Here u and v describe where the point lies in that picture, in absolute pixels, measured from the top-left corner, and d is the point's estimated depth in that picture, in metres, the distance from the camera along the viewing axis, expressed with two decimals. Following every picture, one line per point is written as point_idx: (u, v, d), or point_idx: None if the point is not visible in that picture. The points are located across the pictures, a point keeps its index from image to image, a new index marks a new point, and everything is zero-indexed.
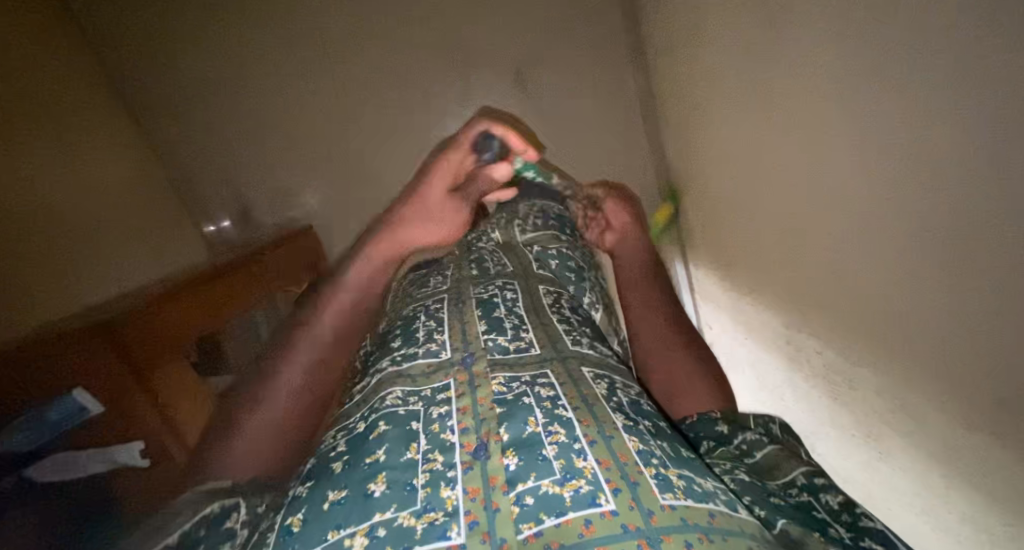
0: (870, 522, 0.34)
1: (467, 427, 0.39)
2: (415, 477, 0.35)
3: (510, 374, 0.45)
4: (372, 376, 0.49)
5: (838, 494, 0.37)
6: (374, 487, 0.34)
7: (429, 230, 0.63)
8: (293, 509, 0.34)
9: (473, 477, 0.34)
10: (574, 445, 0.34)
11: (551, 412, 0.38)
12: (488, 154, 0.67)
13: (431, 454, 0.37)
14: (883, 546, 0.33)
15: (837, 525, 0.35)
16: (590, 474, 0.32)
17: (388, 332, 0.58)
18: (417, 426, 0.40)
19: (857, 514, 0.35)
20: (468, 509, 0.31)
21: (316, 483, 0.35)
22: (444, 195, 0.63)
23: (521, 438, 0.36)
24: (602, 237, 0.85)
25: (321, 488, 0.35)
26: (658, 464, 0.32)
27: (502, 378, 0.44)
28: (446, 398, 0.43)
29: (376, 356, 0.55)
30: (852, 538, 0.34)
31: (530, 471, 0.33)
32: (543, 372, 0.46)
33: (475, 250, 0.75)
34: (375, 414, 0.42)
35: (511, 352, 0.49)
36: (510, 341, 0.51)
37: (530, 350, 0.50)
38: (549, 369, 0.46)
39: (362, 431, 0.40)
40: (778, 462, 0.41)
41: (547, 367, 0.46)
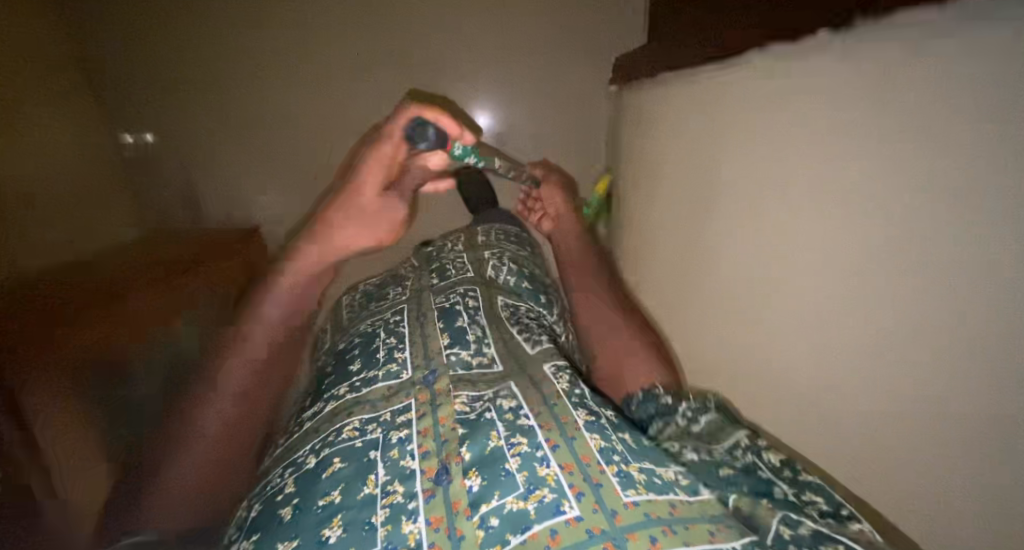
0: (807, 475, 0.34)
1: (427, 450, 0.37)
2: (373, 515, 0.33)
3: (474, 392, 0.43)
4: (326, 402, 0.47)
5: (778, 452, 0.36)
6: (328, 533, 0.32)
7: (361, 236, 0.56)
8: None
9: (436, 506, 0.32)
10: (537, 454, 0.32)
11: (514, 424, 0.37)
12: (424, 144, 0.51)
13: (391, 486, 0.35)
14: (822, 496, 0.33)
15: (781, 482, 0.34)
16: (553, 481, 0.30)
17: (348, 349, 0.56)
18: (375, 455, 0.38)
19: (796, 469, 0.35)
20: (431, 541, 0.30)
21: (263, 535, 0.33)
22: (377, 196, 0.54)
23: (484, 455, 0.34)
24: (540, 223, 0.89)
25: (270, 540, 0.32)
26: (619, 461, 0.31)
27: (466, 394, 0.43)
28: (407, 420, 0.41)
29: (331, 381, 0.52)
30: (795, 494, 0.33)
31: (493, 489, 0.31)
32: (506, 385, 0.44)
33: (437, 259, 0.73)
34: (328, 448, 0.39)
35: (474, 368, 0.48)
36: (473, 356, 0.49)
37: (491, 368, 0.48)
38: (512, 383, 0.44)
39: (312, 469, 0.38)
40: (718, 430, 0.40)
41: (510, 382, 0.44)
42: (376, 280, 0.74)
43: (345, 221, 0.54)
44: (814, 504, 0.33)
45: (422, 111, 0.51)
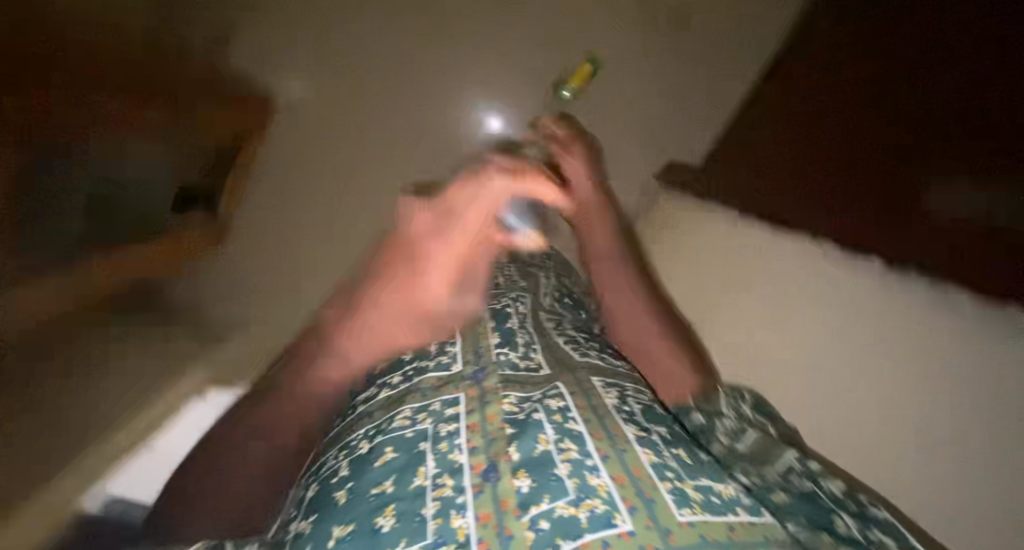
0: (873, 509, 0.36)
1: (475, 446, 0.38)
2: (424, 506, 0.34)
3: (522, 394, 0.44)
4: (381, 388, 0.50)
5: (836, 483, 0.39)
6: (382, 522, 0.33)
7: (410, 330, 0.55)
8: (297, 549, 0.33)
9: (484, 502, 0.33)
10: (586, 462, 0.33)
11: (562, 427, 0.37)
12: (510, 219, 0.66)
13: (441, 479, 0.36)
14: (894, 538, 0.33)
15: (845, 514, 0.35)
16: (605, 492, 0.30)
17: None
18: (425, 447, 0.39)
19: (862, 502, 0.37)
20: (480, 537, 0.31)
21: (321, 517, 0.35)
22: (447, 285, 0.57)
23: (533, 457, 0.35)
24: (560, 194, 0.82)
25: (326, 523, 0.34)
26: (673, 478, 0.31)
27: (514, 395, 0.44)
28: (454, 414, 0.42)
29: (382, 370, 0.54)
30: (860, 529, 0.34)
31: (544, 494, 0.31)
32: (555, 385, 0.44)
33: None
34: (381, 436, 0.42)
35: (520, 369, 0.48)
36: (520, 358, 0.50)
37: (539, 371, 0.48)
38: (559, 383, 0.45)
39: (366, 455, 0.40)
40: (767, 450, 0.42)
41: (557, 382, 0.45)
42: None
43: (400, 315, 0.55)
44: (885, 540, 0.33)
45: (511, 188, 0.59)
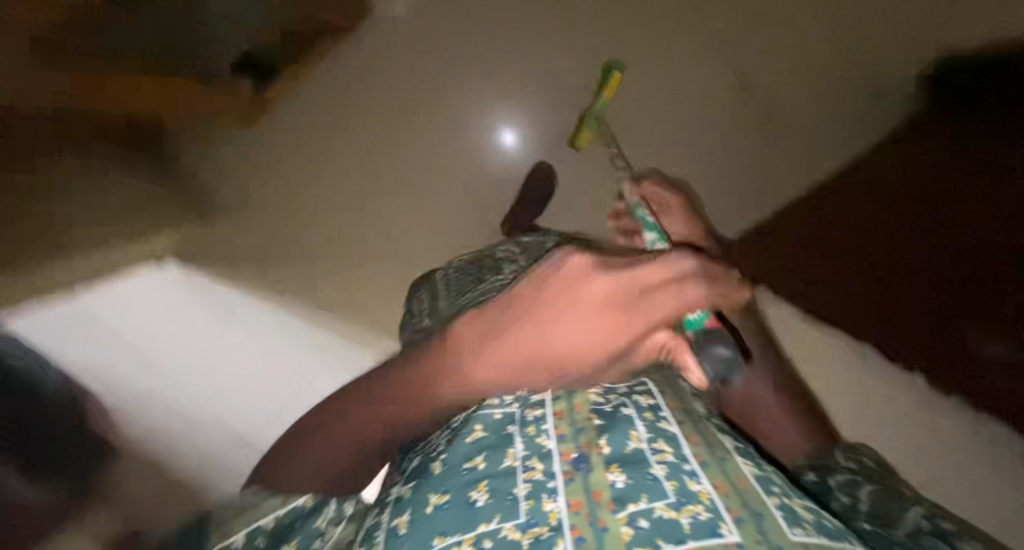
0: None
1: (563, 433, 0.39)
2: (515, 486, 0.35)
3: (608, 385, 0.44)
4: None
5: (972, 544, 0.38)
6: (476, 496, 0.35)
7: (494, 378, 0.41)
8: (398, 510, 0.36)
9: (576, 490, 0.33)
10: (684, 466, 0.33)
11: (655, 426, 0.37)
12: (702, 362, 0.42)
13: (530, 461, 0.37)
14: None
15: None
16: (707, 500, 0.30)
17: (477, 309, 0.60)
18: (513, 429, 0.41)
19: None
20: (573, 524, 0.31)
21: (418, 486, 0.38)
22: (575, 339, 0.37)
23: (625, 453, 0.35)
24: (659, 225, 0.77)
25: (422, 491, 0.37)
26: (780, 493, 0.30)
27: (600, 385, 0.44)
28: (541, 400, 0.43)
29: None
30: None
31: (640, 492, 0.32)
32: (641, 380, 0.44)
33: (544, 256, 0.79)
34: (471, 413, 0.44)
35: None
36: None
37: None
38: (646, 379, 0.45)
39: (458, 432, 0.42)
40: (889, 510, 0.43)
41: (645, 377, 0.45)
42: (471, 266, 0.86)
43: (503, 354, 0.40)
44: None
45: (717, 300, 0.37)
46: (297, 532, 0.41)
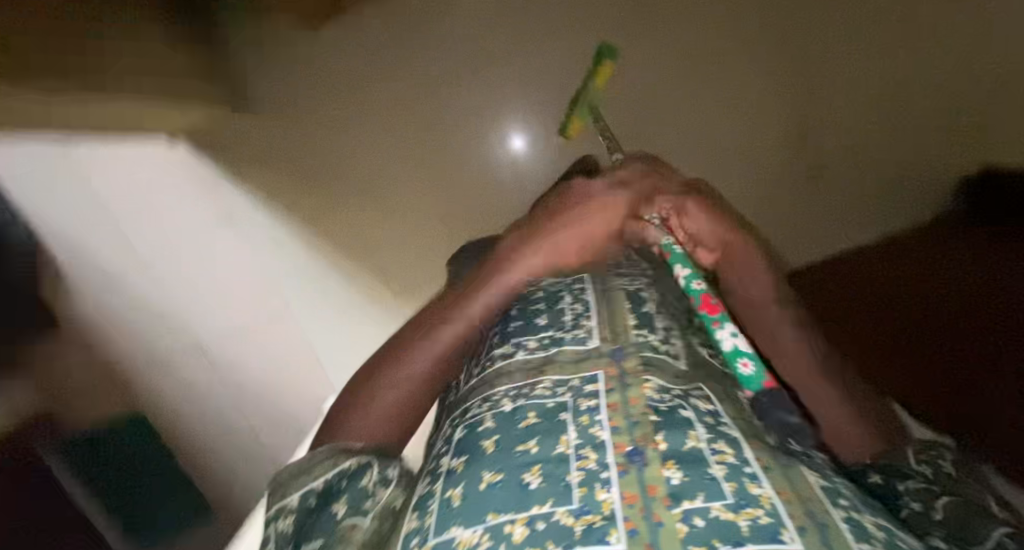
0: None
1: (617, 427, 0.38)
2: (569, 473, 0.35)
3: (663, 382, 0.43)
4: (518, 349, 0.53)
5: None
6: (529, 479, 0.36)
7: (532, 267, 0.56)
8: (452, 483, 0.38)
9: (630, 483, 0.33)
10: (744, 469, 0.32)
11: (714, 428, 0.36)
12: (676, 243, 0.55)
13: (583, 450, 0.37)
14: None
15: None
16: (768, 504, 0.29)
17: (529, 295, 0.59)
18: (566, 418, 0.41)
19: None
20: (626, 516, 0.31)
21: (471, 461, 0.39)
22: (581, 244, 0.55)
23: (682, 450, 0.35)
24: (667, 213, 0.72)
25: (476, 469, 0.38)
26: (848, 506, 0.29)
27: (656, 381, 0.43)
28: (594, 392, 0.43)
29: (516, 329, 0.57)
30: None
31: (697, 490, 0.31)
32: (697, 386, 0.44)
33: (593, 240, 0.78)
34: (524, 400, 0.44)
35: (660, 352, 0.48)
36: (661, 342, 0.50)
37: (677, 360, 0.48)
38: (703, 385, 0.44)
39: (510, 415, 0.43)
40: (969, 523, 0.40)
41: (702, 384, 0.44)
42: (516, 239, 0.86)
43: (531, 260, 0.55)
44: None
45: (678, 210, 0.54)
46: (345, 490, 0.43)
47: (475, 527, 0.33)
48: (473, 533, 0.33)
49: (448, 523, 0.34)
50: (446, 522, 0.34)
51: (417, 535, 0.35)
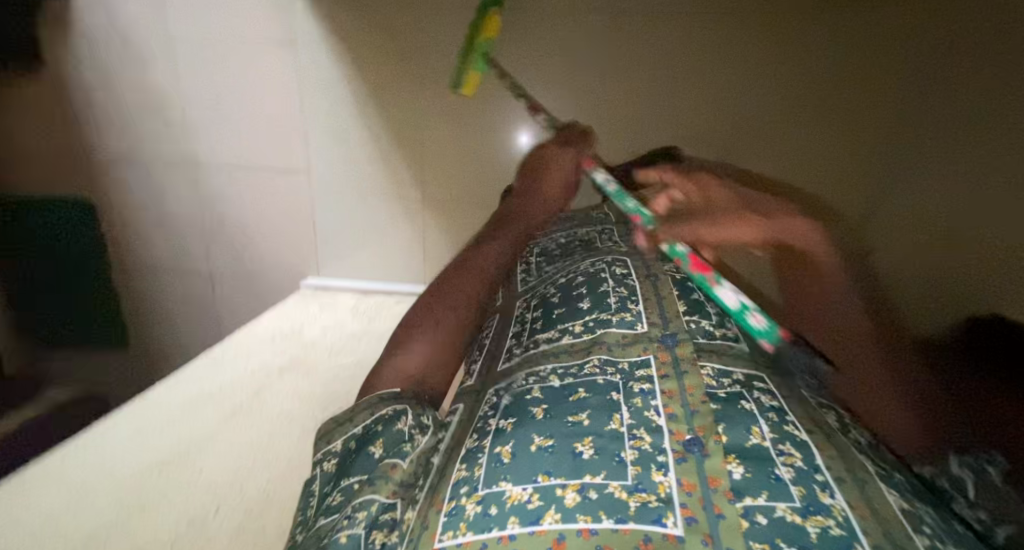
0: None
1: (674, 414, 0.37)
2: (622, 450, 0.34)
3: (721, 369, 0.42)
4: (562, 333, 0.50)
5: None
6: (582, 449, 0.34)
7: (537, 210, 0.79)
8: (500, 441, 0.37)
9: (689, 471, 0.32)
10: (815, 476, 0.31)
11: (781, 429, 0.35)
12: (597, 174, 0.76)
13: (637, 431, 0.36)
14: None
15: None
16: (840, 515, 0.28)
17: (571, 286, 0.58)
18: (618, 397, 0.39)
19: None
20: (683, 502, 0.30)
21: (519, 424, 0.38)
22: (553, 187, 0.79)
23: (745, 447, 0.33)
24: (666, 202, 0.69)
25: (524, 431, 0.37)
26: (931, 536, 0.28)
27: (710, 369, 0.42)
28: (647, 376, 0.41)
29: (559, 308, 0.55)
30: None
31: (762, 489, 0.30)
32: (760, 376, 0.42)
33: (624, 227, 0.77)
34: (572, 377, 0.43)
35: (716, 338, 0.47)
36: (715, 329, 0.48)
37: (737, 342, 0.47)
38: (766, 372, 0.43)
39: (560, 389, 0.41)
40: None
41: (766, 372, 0.43)
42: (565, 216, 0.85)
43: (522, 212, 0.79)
44: None
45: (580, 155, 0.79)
46: (380, 433, 0.41)
47: (525, 486, 0.33)
48: (523, 491, 0.32)
49: (496, 478, 0.34)
50: (495, 477, 0.34)
51: (464, 484, 0.35)
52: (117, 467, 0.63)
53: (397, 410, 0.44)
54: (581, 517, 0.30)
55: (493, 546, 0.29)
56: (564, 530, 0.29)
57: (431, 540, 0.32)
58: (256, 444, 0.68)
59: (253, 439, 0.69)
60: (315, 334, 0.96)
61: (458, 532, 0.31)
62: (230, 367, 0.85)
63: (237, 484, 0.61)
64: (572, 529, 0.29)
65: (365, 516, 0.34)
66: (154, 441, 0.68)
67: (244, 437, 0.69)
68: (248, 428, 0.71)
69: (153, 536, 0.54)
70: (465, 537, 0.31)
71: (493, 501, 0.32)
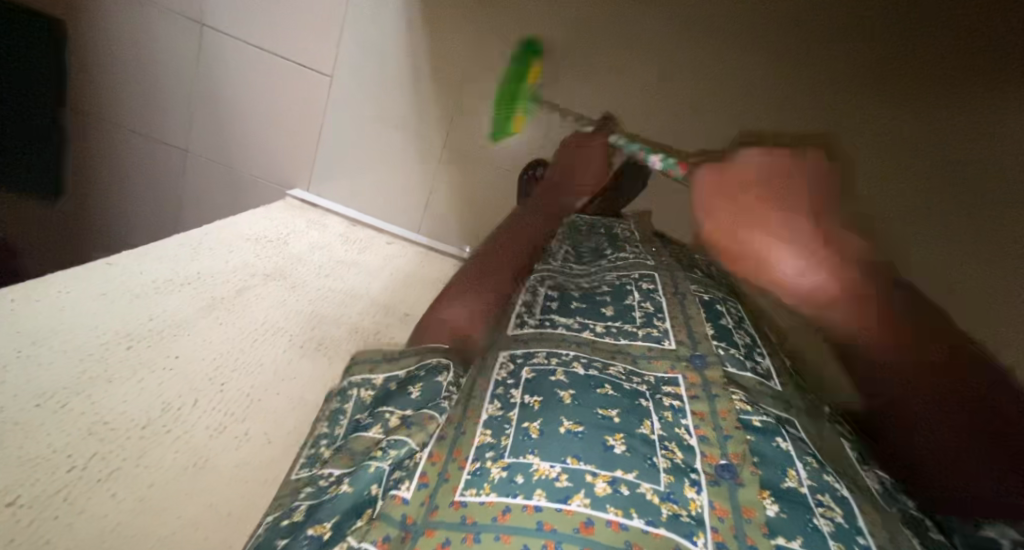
0: None
1: (706, 435, 0.36)
2: (655, 456, 0.33)
3: (748, 397, 0.42)
4: (581, 326, 0.48)
5: None
6: (612, 442, 0.33)
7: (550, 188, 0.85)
8: (527, 416, 0.36)
9: (722, 495, 0.32)
10: (858, 537, 0.31)
11: (819, 477, 0.35)
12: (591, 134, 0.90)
13: (669, 443, 0.35)
14: None
15: None
16: None
17: (595, 291, 0.55)
18: (647, 405, 0.38)
19: None
20: (714, 526, 0.30)
21: (546, 402, 0.36)
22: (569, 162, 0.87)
23: (781, 487, 0.33)
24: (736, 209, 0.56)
25: (554, 410, 0.35)
26: None
27: (742, 396, 0.41)
28: (677, 394, 0.40)
29: (576, 304, 0.52)
30: None
31: (797, 532, 0.30)
32: (790, 420, 0.42)
33: (659, 244, 0.73)
34: (598, 372, 0.41)
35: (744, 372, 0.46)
36: (744, 360, 0.47)
37: (767, 380, 0.47)
38: (796, 420, 0.43)
39: (586, 379, 0.39)
40: None
41: (796, 421, 0.43)
42: (590, 218, 0.80)
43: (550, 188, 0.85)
44: None
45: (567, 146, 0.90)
46: (423, 381, 0.43)
47: (553, 463, 0.32)
48: (551, 467, 0.31)
49: (523, 449, 0.33)
50: (522, 448, 0.33)
51: (490, 449, 0.33)
52: (80, 331, 0.57)
53: (438, 363, 0.46)
54: (612, 509, 0.29)
55: (517, 513, 0.29)
56: (594, 516, 0.29)
57: (452, 494, 0.31)
58: (235, 343, 0.65)
59: (232, 338, 0.66)
60: (302, 248, 0.91)
61: (481, 491, 0.30)
62: (207, 257, 0.79)
63: (215, 379, 0.59)
64: (602, 517, 0.29)
65: (394, 454, 0.35)
66: (122, 312, 0.62)
67: (222, 335, 0.65)
68: (226, 326, 0.67)
69: (122, 416, 0.51)
70: (490, 496, 0.30)
71: (519, 470, 0.31)
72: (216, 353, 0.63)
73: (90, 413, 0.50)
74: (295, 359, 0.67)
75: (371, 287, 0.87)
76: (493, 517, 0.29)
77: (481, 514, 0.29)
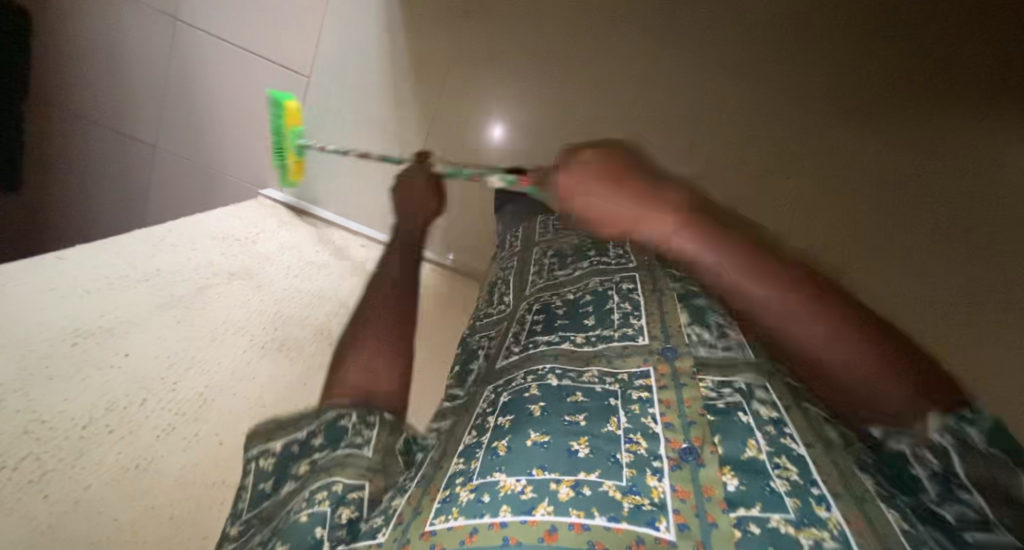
0: None
1: (671, 422, 0.35)
2: (618, 452, 0.32)
3: (717, 378, 0.41)
4: (562, 339, 0.47)
5: None
6: (577, 447, 0.32)
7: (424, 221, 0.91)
8: (497, 435, 0.35)
9: (683, 478, 0.31)
10: (812, 490, 0.31)
11: (776, 442, 0.34)
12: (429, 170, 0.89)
13: (633, 435, 0.34)
14: None
15: None
16: (836, 529, 0.28)
17: (579, 302, 0.54)
18: (616, 404, 0.37)
19: None
20: (677, 508, 0.29)
21: (516, 420, 0.36)
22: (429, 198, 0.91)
23: (741, 459, 0.33)
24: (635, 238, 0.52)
25: (523, 426, 0.35)
26: None
27: (710, 382, 0.40)
28: (646, 385, 0.39)
29: (560, 323, 0.51)
30: None
31: (756, 500, 0.30)
32: (761, 387, 0.41)
33: None
34: (572, 381, 0.40)
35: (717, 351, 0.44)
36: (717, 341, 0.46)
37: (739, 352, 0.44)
38: (768, 384, 0.41)
39: (558, 390, 0.39)
40: None
41: (767, 383, 0.41)
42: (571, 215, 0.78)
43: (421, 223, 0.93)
44: None
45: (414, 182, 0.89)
46: (323, 423, 0.40)
47: (520, 477, 0.31)
48: (517, 481, 0.30)
49: (491, 468, 0.32)
50: (489, 467, 0.32)
51: (461, 475, 0.33)
52: (22, 326, 0.54)
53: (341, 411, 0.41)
54: (574, 511, 0.28)
55: (485, 532, 0.27)
56: (557, 522, 0.28)
57: (424, 525, 0.29)
58: (191, 343, 0.62)
59: (189, 337, 0.63)
60: (270, 247, 0.89)
61: (451, 516, 0.29)
62: (172, 253, 0.76)
63: (168, 378, 0.56)
64: (565, 522, 0.28)
65: (327, 495, 0.34)
66: (70, 306, 0.59)
67: (179, 334, 0.62)
68: (184, 325, 0.64)
69: (61, 413, 0.48)
70: (458, 521, 0.29)
71: (487, 490, 0.30)
72: (171, 351, 0.60)
73: (24, 411, 0.46)
74: (255, 359, 0.65)
75: (341, 290, 0.85)
76: (461, 541, 0.27)
77: (450, 539, 0.28)
